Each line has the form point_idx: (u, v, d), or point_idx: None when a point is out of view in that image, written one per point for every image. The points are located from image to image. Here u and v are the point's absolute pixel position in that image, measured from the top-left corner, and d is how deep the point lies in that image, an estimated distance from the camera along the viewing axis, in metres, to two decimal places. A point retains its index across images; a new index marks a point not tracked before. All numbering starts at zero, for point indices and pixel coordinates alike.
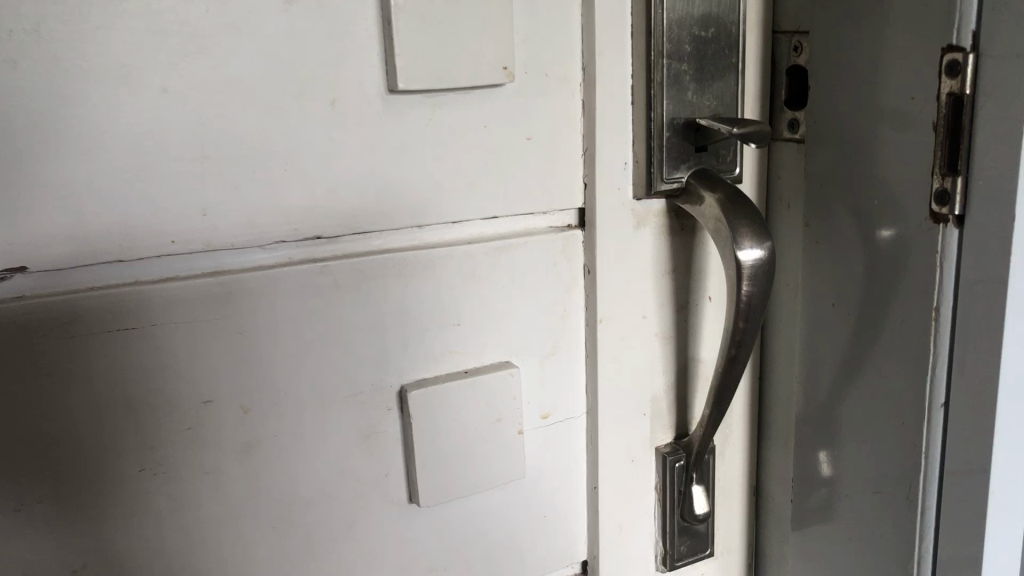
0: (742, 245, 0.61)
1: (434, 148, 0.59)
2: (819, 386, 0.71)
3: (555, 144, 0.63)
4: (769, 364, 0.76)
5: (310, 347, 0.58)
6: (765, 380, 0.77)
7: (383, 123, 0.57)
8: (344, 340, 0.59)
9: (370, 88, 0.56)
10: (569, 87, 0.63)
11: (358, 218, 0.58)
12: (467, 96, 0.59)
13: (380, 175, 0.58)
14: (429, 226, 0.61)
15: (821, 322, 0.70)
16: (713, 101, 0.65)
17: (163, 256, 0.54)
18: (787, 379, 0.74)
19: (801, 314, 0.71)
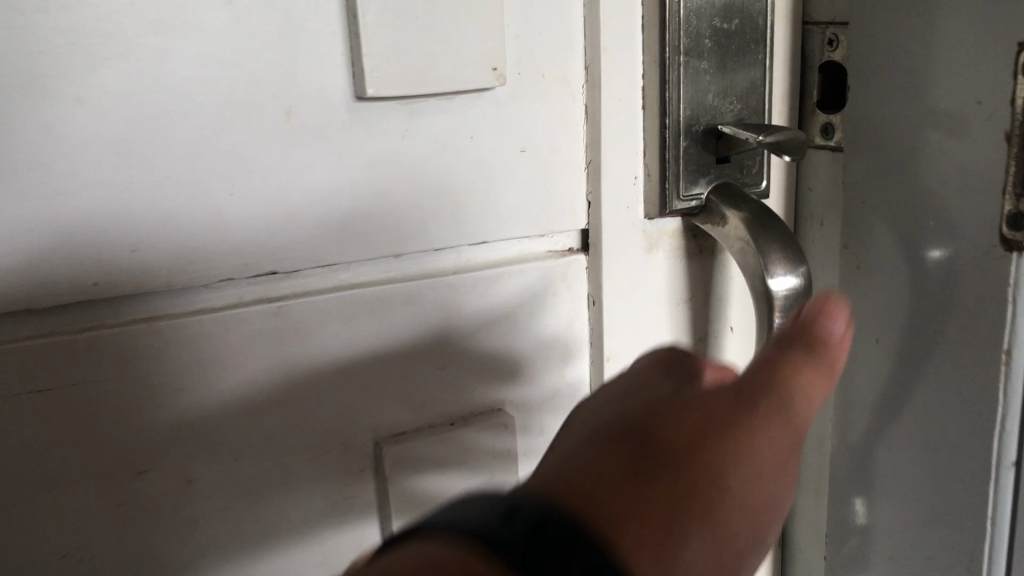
0: (773, 273, 0.53)
1: (411, 163, 0.50)
2: (854, 426, 0.63)
3: (555, 157, 0.54)
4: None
5: (266, 403, 0.49)
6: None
7: (350, 134, 0.48)
8: (307, 394, 0.50)
9: (333, 95, 0.47)
10: (570, 89, 0.54)
11: (322, 248, 0.49)
12: (450, 102, 0.50)
13: (348, 197, 0.49)
14: (406, 254, 0.52)
15: (859, 355, 0.61)
16: (736, 104, 0.56)
17: (65, 304, 0.44)
18: (820, 417, 0.66)
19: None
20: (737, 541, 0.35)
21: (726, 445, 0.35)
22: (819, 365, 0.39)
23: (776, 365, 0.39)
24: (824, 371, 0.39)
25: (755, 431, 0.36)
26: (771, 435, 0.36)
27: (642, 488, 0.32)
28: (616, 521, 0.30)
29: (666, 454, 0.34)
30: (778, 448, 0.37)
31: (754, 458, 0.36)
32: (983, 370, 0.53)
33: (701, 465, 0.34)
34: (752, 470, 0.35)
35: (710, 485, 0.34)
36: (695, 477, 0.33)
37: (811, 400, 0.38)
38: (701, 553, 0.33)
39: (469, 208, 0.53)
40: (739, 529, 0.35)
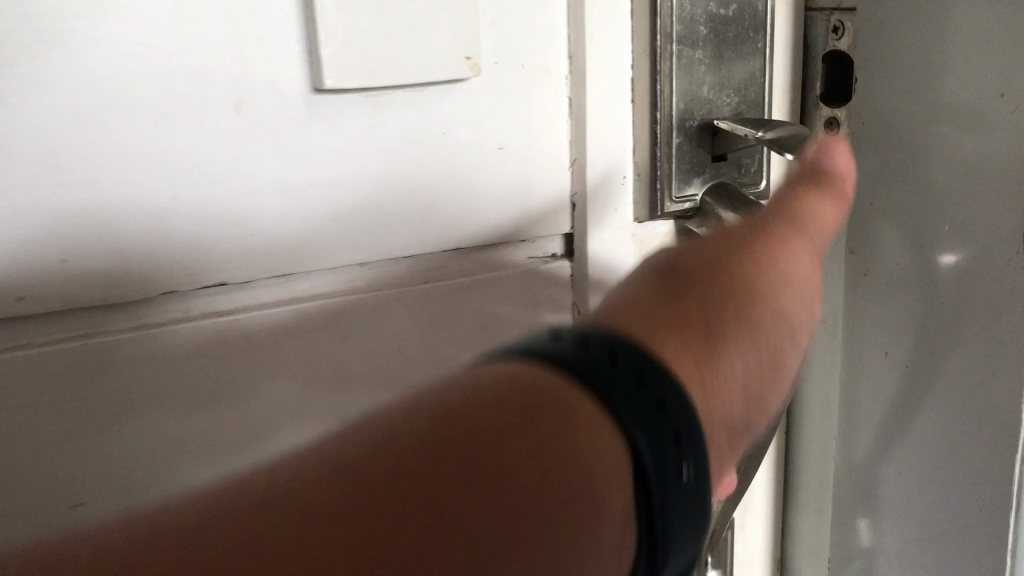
0: None
1: (376, 162, 0.45)
2: (858, 442, 0.58)
3: (535, 154, 0.50)
4: (798, 417, 0.63)
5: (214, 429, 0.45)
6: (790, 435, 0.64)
7: (309, 131, 0.43)
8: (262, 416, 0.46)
9: (288, 87, 0.43)
10: (553, 81, 0.49)
11: (278, 256, 0.45)
12: (419, 95, 0.45)
13: (308, 200, 0.44)
14: (372, 263, 0.48)
15: (865, 368, 0.57)
16: (733, 98, 0.52)
17: (44, 313, 0.41)
18: (822, 434, 0.61)
19: (836, 357, 0.58)
20: (778, 342, 0.37)
21: (745, 259, 0.39)
22: (829, 189, 0.45)
23: (790, 198, 0.44)
24: (836, 197, 0.45)
25: (771, 248, 0.41)
26: (785, 254, 0.41)
27: (680, 298, 0.36)
28: (660, 326, 0.34)
29: (699, 275, 0.38)
30: (797, 263, 0.41)
31: (777, 268, 0.40)
32: (1002, 388, 0.48)
33: (727, 278, 0.38)
34: (777, 278, 0.39)
35: (733, 294, 0.37)
36: (723, 284, 0.38)
37: (823, 226, 0.44)
38: (743, 351, 0.36)
39: (442, 210, 0.48)
40: (776, 333, 0.38)
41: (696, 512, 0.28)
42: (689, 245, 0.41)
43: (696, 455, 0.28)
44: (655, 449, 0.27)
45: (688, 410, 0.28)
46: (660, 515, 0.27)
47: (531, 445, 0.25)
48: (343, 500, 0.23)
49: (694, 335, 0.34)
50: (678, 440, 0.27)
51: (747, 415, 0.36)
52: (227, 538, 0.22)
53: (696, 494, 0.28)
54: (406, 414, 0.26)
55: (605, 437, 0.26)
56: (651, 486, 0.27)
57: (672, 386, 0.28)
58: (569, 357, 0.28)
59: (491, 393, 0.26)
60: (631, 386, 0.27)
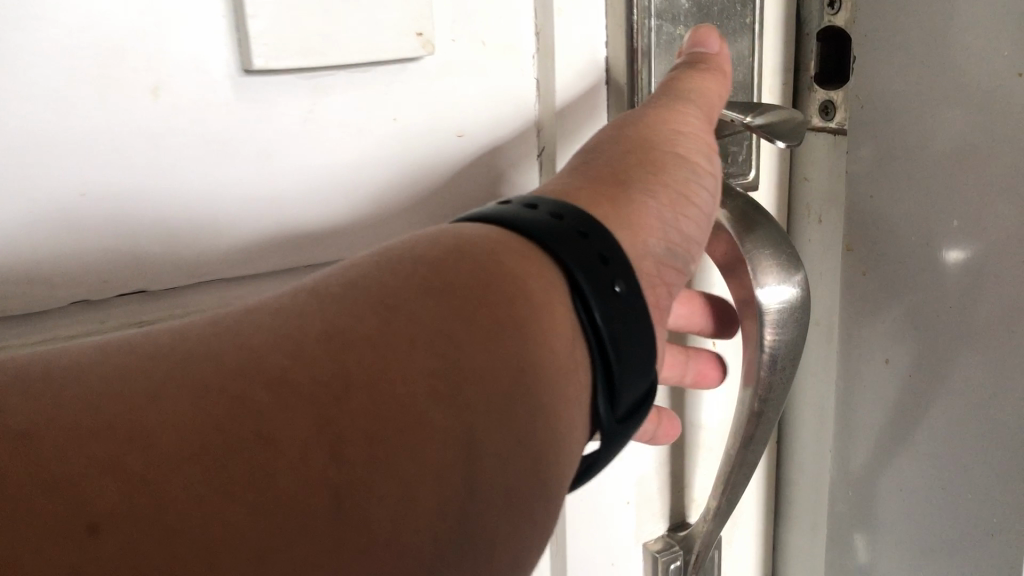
0: (763, 282, 0.44)
1: (318, 151, 0.41)
2: (852, 457, 0.53)
3: (497, 142, 0.45)
4: (792, 430, 0.58)
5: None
6: (782, 448, 0.59)
7: (240, 118, 0.39)
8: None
9: (213, 68, 0.37)
10: (518, 61, 0.44)
11: (209, 257, 0.40)
12: (365, 75, 0.40)
13: (242, 193, 0.40)
14: (313, 266, 0.43)
15: (862, 379, 0.52)
16: None
17: None
18: (818, 446, 0.56)
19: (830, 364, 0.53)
20: (687, 186, 0.40)
21: (648, 126, 0.41)
22: (710, 69, 0.43)
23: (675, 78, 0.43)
24: (715, 72, 0.43)
25: (662, 115, 0.41)
26: (674, 117, 0.41)
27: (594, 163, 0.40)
28: (578, 189, 0.38)
29: (611, 145, 0.40)
30: (689, 122, 0.41)
31: (672, 128, 0.41)
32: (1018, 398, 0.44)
33: (635, 141, 0.40)
34: (675, 135, 0.41)
35: (643, 149, 0.40)
36: (634, 145, 0.40)
37: (708, 98, 0.42)
38: (657, 191, 0.39)
39: (393, 204, 0.43)
40: (681, 176, 0.40)
41: (637, 318, 0.34)
42: (608, 129, 0.42)
43: (625, 273, 0.34)
44: (583, 266, 0.34)
45: (612, 243, 0.35)
46: (600, 315, 0.33)
47: (493, 263, 0.33)
48: (351, 310, 0.30)
49: (612, 186, 0.38)
50: (605, 261, 0.34)
51: (672, 247, 0.39)
52: (270, 335, 0.29)
53: (629, 306, 0.34)
54: (391, 260, 0.33)
55: (544, 268, 0.34)
56: (587, 296, 0.33)
57: (593, 224, 0.35)
58: (515, 215, 0.36)
59: (462, 233, 0.35)
60: (557, 222, 0.35)
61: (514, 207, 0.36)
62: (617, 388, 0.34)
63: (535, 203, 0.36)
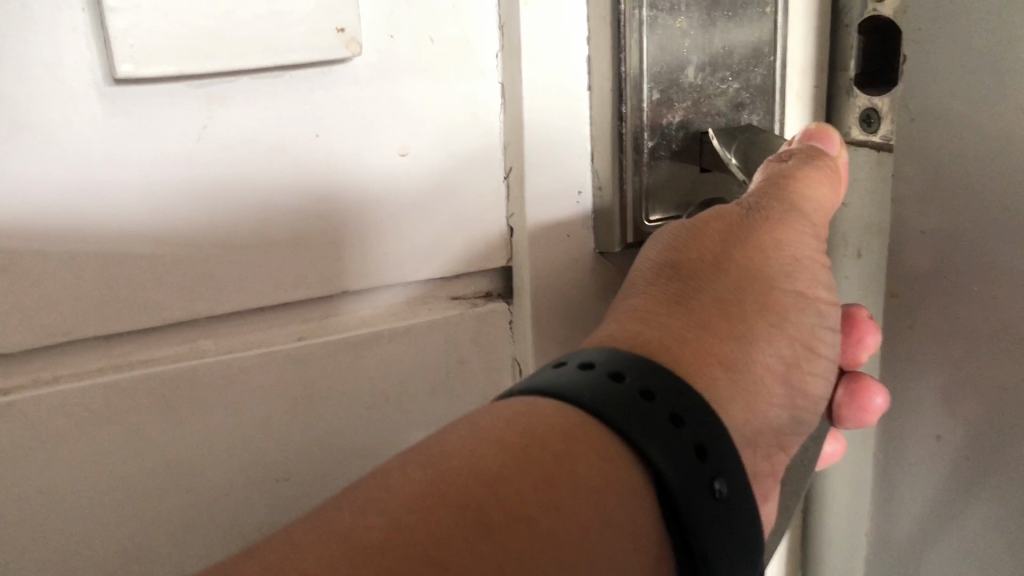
0: (814, 366, 0.33)
1: (215, 175, 0.32)
2: (888, 548, 0.43)
3: (450, 161, 0.36)
4: (820, 514, 0.47)
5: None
6: (808, 533, 0.48)
7: (110, 140, 0.30)
8: (44, 544, 0.33)
9: (67, 72, 0.29)
10: (477, 61, 0.35)
11: (75, 311, 0.32)
12: (273, 82, 0.32)
13: (116, 231, 0.31)
14: (218, 318, 0.34)
15: (903, 456, 0.41)
16: (730, 83, 0.37)
17: None
18: (848, 533, 0.45)
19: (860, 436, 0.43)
20: (808, 331, 0.33)
21: (757, 251, 0.32)
22: (833, 168, 0.33)
23: (787, 171, 0.32)
24: (840, 176, 0.33)
25: (776, 244, 0.32)
26: (788, 241, 0.33)
27: (709, 312, 0.31)
28: (681, 343, 0.30)
29: (707, 272, 0.32)
30: (807, 247, 0.33)
31: (788, 258, 0.33)
32: None
33: (739, 271, 0.32)
34: (792, 265, 0.33)
35: (756, 288, 0.32)
36: (742, 277, 0.32)
37: (822, 213, 0.33)
38: (778, 342, 0.32)
39: (315, 241, 0.35)
40: (805, 315, 0.33)
41: (741, 526, 0.26)
42: (706, 248, 0.32)
43: (728, 470, 0.26)
44: (681, 472, 0.25)
45: (708, 423, 0.27)
46: (699, 530, 0.25)
47: (570, 471, 0.24)
48: (425, 534, 0.21)
49: (725, 330, 0.31)
50: (704, 455, 0.26)
51: (796, 413, 0.32)
52: (286, 563, 0.21)
53: (730, 511, 0.26)
54: (426, 460, 0.24)
55: (632, 475, 0.25)
56: (683, 514, 0.25)
57: (690, 406, 0.27)
58: (587, 387, 0.26)
59: (516, 423, 0.25)
60: (645, 405, 0.26)
61: (568, 370, 0.27)
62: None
63: (623, 372, 0.27)
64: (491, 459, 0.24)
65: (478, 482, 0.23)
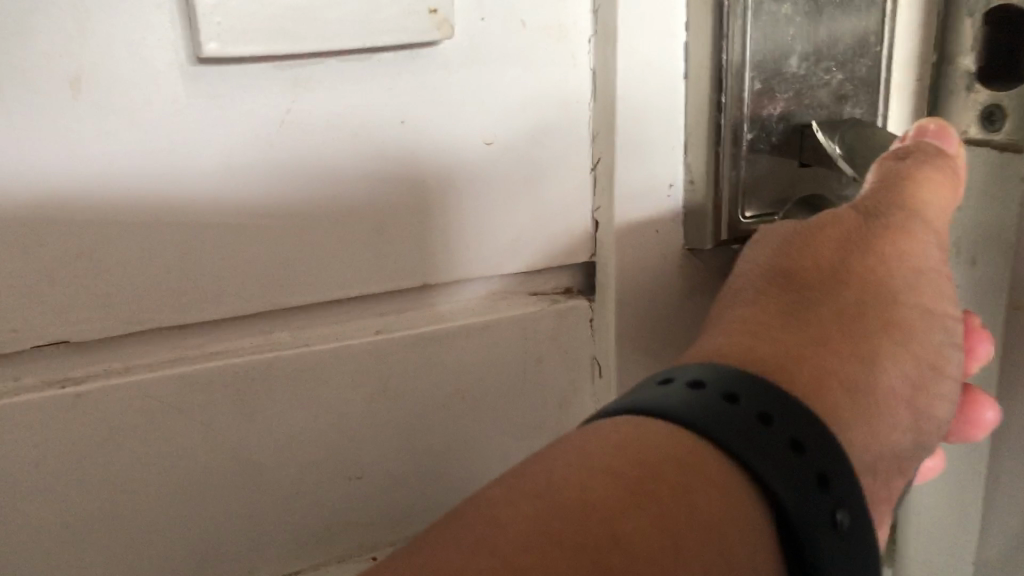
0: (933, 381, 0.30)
1: (297, 161, 0.31)
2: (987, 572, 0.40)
3: (536, 152, 0.34)
4: (900, 554, 0.44)
5: (51, 561, 0.31)
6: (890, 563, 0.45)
7: (191, 123, 0.29)
8: (113, 536, 0.32)
9: (150, 52, 0.28)
10: (569, 47, 0.33)
11: (151, 300, 0.30)
12: (361, 66, 0.31)
13: (195, 218, 0.30)
14: (294, 310, 0.33)
15: (1010, 476, 0.38)
16: (833, 75, 0.35)
17: None
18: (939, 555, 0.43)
19: (952, 453, 0.41)
20: (931, 350, 0.31)
21: (873, 263, 0.31)
22: (951, 173, 0.31)
23: (905, 171, 0.31)
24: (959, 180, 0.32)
25: (886, 251, 0.31)
26: (906, 250, 0.31)
27: (825, 326, 0.30)
28: (794, 357, 0.28)
29: (819, 286, 0.31)
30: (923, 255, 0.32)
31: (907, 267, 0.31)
32: None
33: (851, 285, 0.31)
34: (911, 279, 0.31)
35: (871, 300, 0.31)
36: (855, 287, 0.31)
37: (939, 215, 0.31)
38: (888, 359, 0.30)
39: (397, 234, 0.33)
40: (923, 325, 0.31)
41: (860, 557, 0.25)
42: (815, 256, 0.31)
43: (849, 498, 0.25)
44: (801, 501, 0.24)
45: (827, 448, 0.26)
46: (820, 561, 0.24)
47: (690, 503, 0.23)
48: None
49: (843, 342, 0.29)
50: (824, 482, 0.25)
51: (912, 434, 0.30)
52: None
53: (852, 547, 0.25)
54: (534, 489, 0.23)
55: (753, 506, 0.24)
56: (806, 550, 0.24)
57: (809, 431, 0.26)
58: (699, 410, 0.25)
59: (629, 451, 0.24)
60: (763, 430, 0.25)
61: (677, 391, 0.26)
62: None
63: (736, 392, 0.26)
64: (608, 493, 0.23)
65: (598, 516, 0.22)
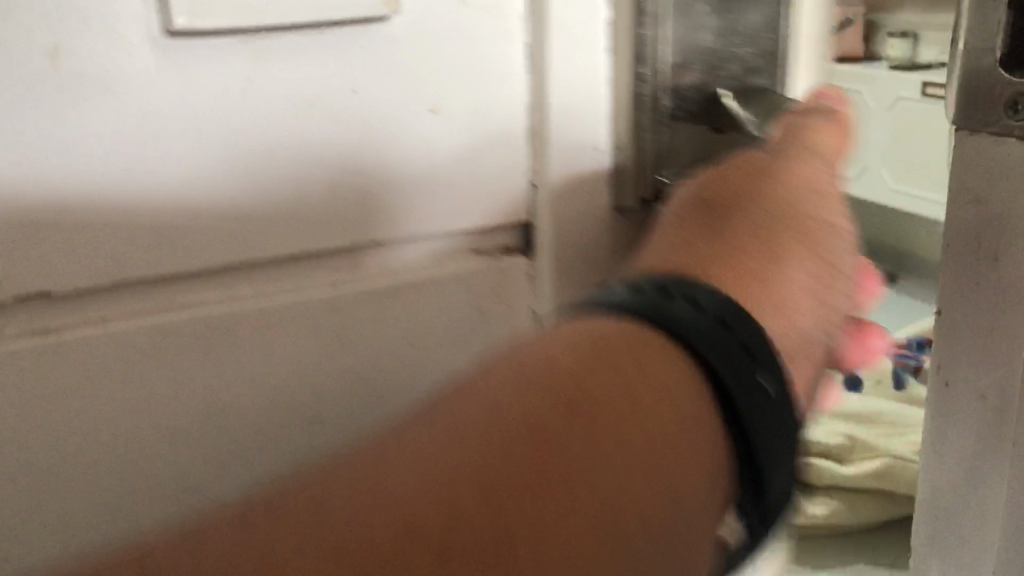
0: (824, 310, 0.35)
1: (258, 127, 0.34)
2: None
3: (478, 119, 0.38)
4: None
5: (30, 501, 0.34)
6: None
7: (161, 91, 0.32)
8: (87, 477, 0.34)
9: (123, 25, 0.31)
10: (505, 24, 0.37)
11: (125, 254, 0.33)
12: (316, 40, 0.34)
13: (165, 179, 0.33)
14: (258, 266, 0.36)
15: None
16: (745, 50, 0.39)
17: None
18: None
19: None
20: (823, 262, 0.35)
21: (784, 186, 0.35)
22: (837, 119, 0.37)
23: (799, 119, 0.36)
24: (844, 127, 0.37)
25: (788, 180, 0.35)
26: (803, 179, 0.36)
27: (737, 240, 0.34)
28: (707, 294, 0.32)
29: (736, 206, 0.35)
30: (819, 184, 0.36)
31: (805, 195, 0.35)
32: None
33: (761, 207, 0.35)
34: (815, 197, 0.36)
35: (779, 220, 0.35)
36: (770, 208, 0.35)
37: (830, 152, 0.37)
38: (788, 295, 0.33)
39: (351, 194, 0.36)
40: (820, 241, 0.35)
41: (788, 420, 0.30)
42: (725, 180, 0.35)
43: (773, 369, 0.30)
44: (730, 370, 0.29)
45: (752, 329, 0.31)
46: (750, 420, 0.29)
47: (634, 382, 0.29)
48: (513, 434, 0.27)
49: (747, 273, 0.33)
50: (750, 356, 0.30)
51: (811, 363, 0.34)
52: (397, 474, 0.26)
53: (785, 399, 0.30)
54: (512, 376, 0.29)
55: (687, 380, 0.29)
56: (742, 406, 0.29)
57: (736, 315, 0.31)
58: (643, 307, 0.31)
59: (586, 341, 0.30)
60: (694, 317, 0.30)
61: (625, 295, 0.32)
62: (768, 493, 0.30)
63: (674, 290, 0.31)
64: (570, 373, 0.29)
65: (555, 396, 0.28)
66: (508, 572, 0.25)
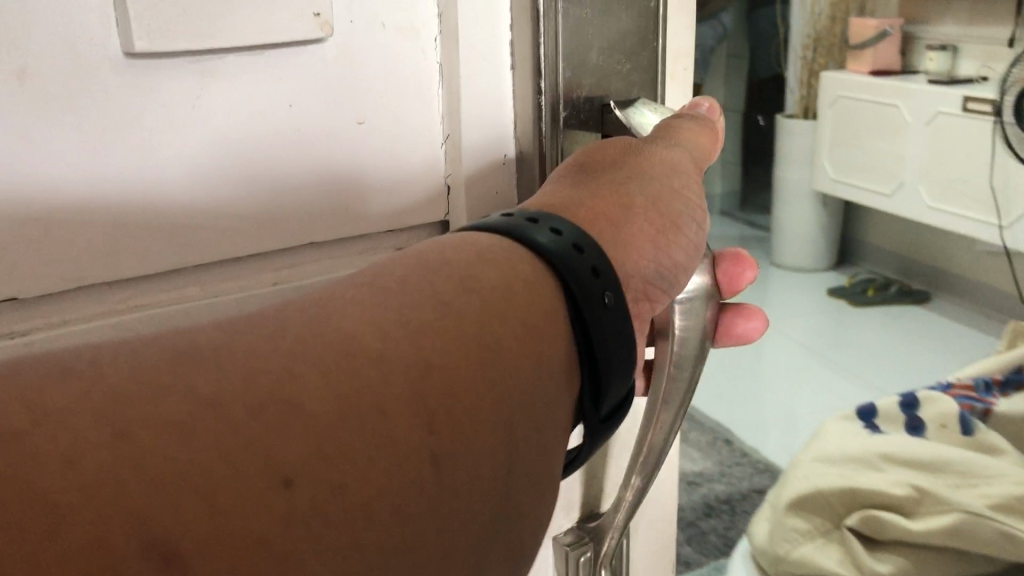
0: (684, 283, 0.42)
1: (205, 139, 0.37)
2: None
3: (398, 128, 0.42)
4: None
5: None
6: None
7: (117, 106, 0.35)
8: None
9: (84, 49, 0.34)
10: (421, 46, 0.42)
11: (85, 259, 0.36)
12: (257, 60, 0.37)
13: (122, 189, 0.36)
14: (206, 266, 0.40)
15: None
16: (626, 66, 0.45)
17: None
18: None
19: None
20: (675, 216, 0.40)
21: (642, 159, 0.41)
22: (706, 126, 0.44)
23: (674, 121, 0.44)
24: (712, 132, 0.44)
25: (656, 158, 0.42)
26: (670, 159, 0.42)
27: (601, 195, 0.39)
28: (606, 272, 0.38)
29: (603, 170, 0.41)
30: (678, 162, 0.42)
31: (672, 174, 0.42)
32: None
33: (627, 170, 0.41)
34: (670, 172, 0.41)
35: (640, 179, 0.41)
36: (629, 171, 0.41)
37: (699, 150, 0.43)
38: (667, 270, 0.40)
39: (288, 198, 0.40)
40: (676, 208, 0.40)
41: (623, 331, 0.35)
42: (593, 153, 0.42)
43: (614, 286, 0.35)
44: (579, 282, 0.34)
45: (601, 254, 0.36)
46: (591, 324, 0.34)
47: (505, 288, 0.33)
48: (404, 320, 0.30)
49: (606, 231, 0.38)
50: (597, 274, 0.35)
51: None
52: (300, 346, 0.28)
53: (624, 314, 0.35)
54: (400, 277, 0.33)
55: (544, 288, 0.34)
56: (588, 320, 0.34)
57: (588, 240, 0.36)
58: (515, 226, 0.36)
59: (466, 251, 0.34)
60: (556, 238, 0.35)
61: (500, 219, 0.36)
62: (603, 395, 0.36)
63: (539, 218, 0.36)
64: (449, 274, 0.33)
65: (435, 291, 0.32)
66: (389, 437, 0.27)
